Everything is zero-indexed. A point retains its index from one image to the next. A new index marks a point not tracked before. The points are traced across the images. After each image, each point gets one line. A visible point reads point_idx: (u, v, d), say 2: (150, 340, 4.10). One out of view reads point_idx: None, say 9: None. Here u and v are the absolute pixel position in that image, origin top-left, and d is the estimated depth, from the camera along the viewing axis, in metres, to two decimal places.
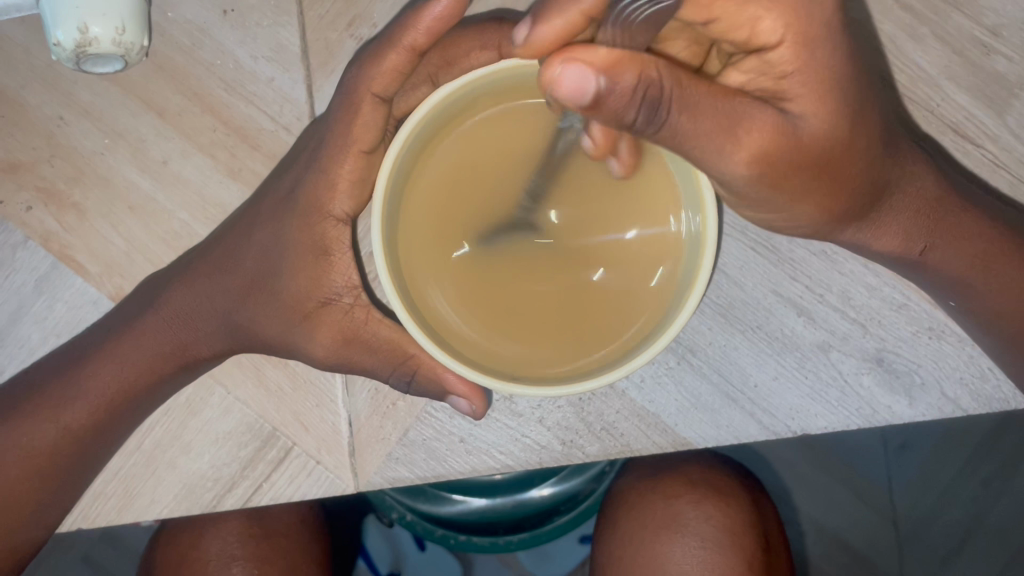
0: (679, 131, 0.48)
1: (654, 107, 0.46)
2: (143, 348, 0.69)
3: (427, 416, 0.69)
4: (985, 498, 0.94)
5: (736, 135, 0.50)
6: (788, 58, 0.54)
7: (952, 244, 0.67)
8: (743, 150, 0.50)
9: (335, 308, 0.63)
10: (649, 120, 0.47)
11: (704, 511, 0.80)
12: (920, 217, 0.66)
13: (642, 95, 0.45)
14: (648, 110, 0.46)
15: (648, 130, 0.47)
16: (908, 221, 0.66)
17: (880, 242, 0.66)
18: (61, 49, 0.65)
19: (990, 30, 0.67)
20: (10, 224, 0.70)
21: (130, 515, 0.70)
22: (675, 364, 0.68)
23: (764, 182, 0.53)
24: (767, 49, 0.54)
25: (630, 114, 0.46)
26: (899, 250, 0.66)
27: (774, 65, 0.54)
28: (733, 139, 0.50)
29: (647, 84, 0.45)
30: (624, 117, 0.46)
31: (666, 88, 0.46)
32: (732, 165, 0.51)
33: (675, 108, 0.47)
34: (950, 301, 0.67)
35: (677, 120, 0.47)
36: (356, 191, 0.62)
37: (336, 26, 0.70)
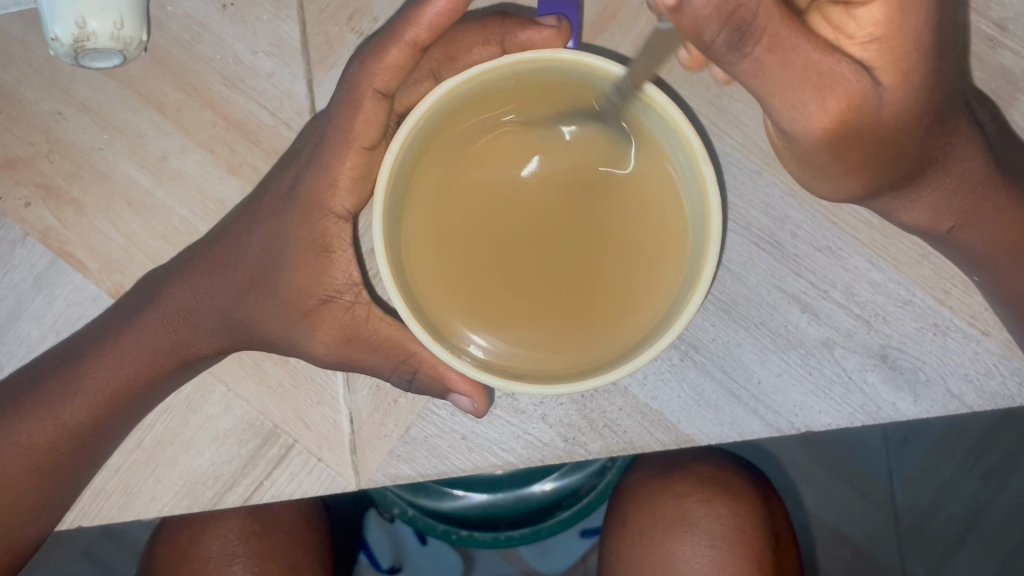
0: (761, 64, 0.48)
1: (740, 35, 0.46)
2: (142, 345, 0.69)
3: (429, 413, 0.69)
4: (985, 494, 0.93)
5: (821, 91, 0.51)
6: (880, 18, 0.53)
7: (979, 225, 0.67)
8: (826, 112, 0.51)
9: (335, 305, 0.63)
10: (730, 46, 0.47)
11: (714, 510, 0.80)
12: (957, 196, 0.67)
13: (732, 15, 0.45)
14: (731, 36, 0.46)
15: (727, 55, 0.48)
16: (944, 197, 0.66)
17: (911, 214, 0.66)
18: (60, 44, 0.64)
19: (997, 23, 0.67)
20: (8, 220, 0.70)
21: (131, 513, 0.70)
22: (678, 360, 0.68)
23: (824, 146, 0.54)
24: (859, 2, 0.54)
25: (710, 32, 0.46)
26: (930, 225, 0.66)
27: (861, 24, 0.54)
28: (817, 94, 0.50)
29: (742, 2, 0.45)
30: (703, 34, 0.46)
31: (758, 17, 0.46)
32: (806, 122, 0.51)
33: (764, 41, 0.47)
34: (974, 279, 0.67)
35: (759, 53, 0.47)
36: (357, 187, 0.62)
37: (336, 20, 0.70)
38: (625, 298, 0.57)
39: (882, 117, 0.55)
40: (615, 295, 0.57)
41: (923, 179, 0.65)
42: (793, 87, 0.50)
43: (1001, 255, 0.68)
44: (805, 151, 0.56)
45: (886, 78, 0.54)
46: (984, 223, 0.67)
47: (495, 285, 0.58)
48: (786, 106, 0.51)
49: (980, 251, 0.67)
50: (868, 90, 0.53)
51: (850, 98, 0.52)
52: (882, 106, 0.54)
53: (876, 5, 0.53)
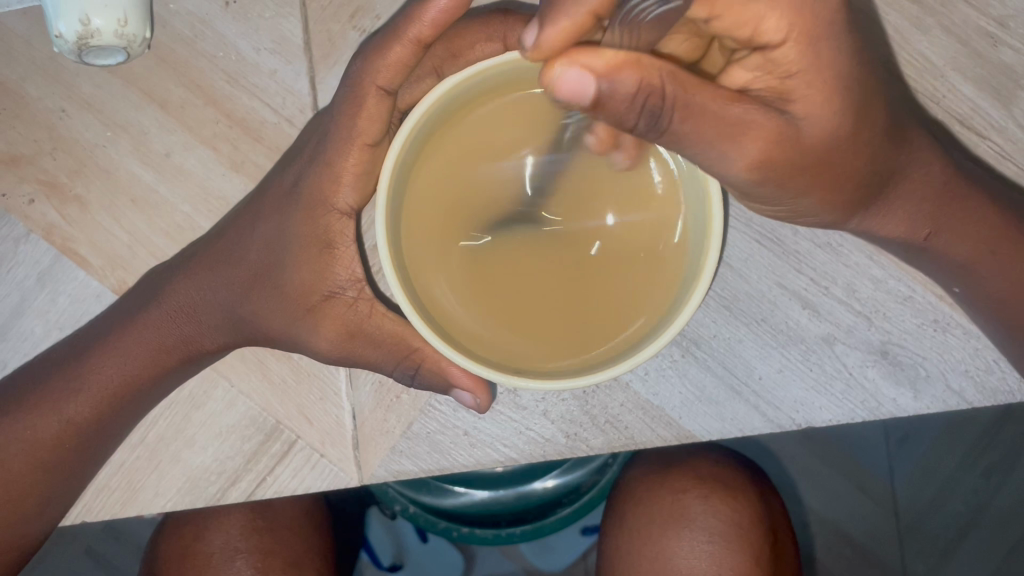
0: (679, 135, 0.49)
1: (657, 114, 0.48)
2: (145, 342, 0.69)
3: (431, 409, 0.69)
4: (985, 490, 0.94)
5: (740, 141, 0.51)
6: (793, 56, 0.53)
7: (954, 228, 0.67)
8: (746, 157, 0.52)
9: (339, 301, 0.63)
10: (649, 126, 0.48)
11: (713, 506, 0.80)
12: (925, 204, 0.66)
13: (643, 104, 0.47)
14: (647, 118, 0.48)
15: (648, 133, 0.49)
16: (914, 206, 0.66)
17: (884, 228, 0.66)
18: (64, 41, 0.64)
19: (997, 21, 0.67)
20: (12, 217, 0.70)
21: (134, 509, 0.70)
22: (679, 357, 0.68)
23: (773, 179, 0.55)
24: (772, 47, 0.53)
25: (630, 120, 0.47)
26: (904, 234, 0.67)
27: (779, 64, 0.53)
28: (736, 145, 0.51)
29: (648, 91, 0.46)
30: (624, 121, 0.48)
31: (667, 98, 0.47)
32: (734, 168, 0.52)
33: (677, 115, 0.48)
34: (953, 289, 0.68)
35: (675, 126, 0.49)
36: (360, 184, 0.62)
37: (339, 18, 0.70)
38: (624, 296, 0.57)
39: (808, 147, 0.55)
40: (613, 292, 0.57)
41: (892, 191, 0.65)
42: (717, 147, 0.51)
43: (981, 256, 0.68)
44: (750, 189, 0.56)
45: (808, 109, 0.54)
46: (959, 223, 0.67)
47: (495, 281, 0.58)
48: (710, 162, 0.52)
49: (958, 252, 0.68)
50: (786, 129, 0.53)
51: (772, 139, 0.53)
52: (806, 138, 0.55)
53: (787, 46, 0.52)
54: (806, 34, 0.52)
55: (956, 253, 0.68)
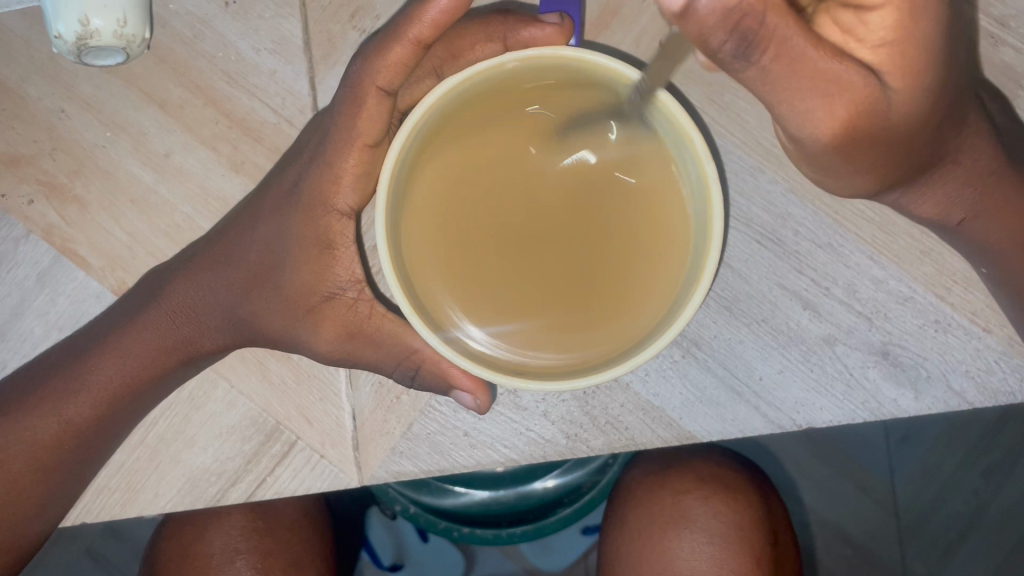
0: (768, 73, 0.48)
1: (747, 43, 0.46)
2: (146, 342, 0.69)
3: (431, 410, 0.69)
4: (987, 490, 0.94)
5: (827, 93, 0.50)
6: (891, 23, 0.54)
7: (991, 212, 0.68)
8: (830, 112, 0.51)
9: (339, 302, 0.63)
10: (736, 53, 0.47)
11: (713, 507, 0.80)
12: (966, 186, 0.67)
13: (737, 26, 0.45)
14: (737, 45, 0.47)
15: (735, 62, 0.48)
16: (954, 189, 0.67)
17: (922, 209, 0.66)
18: (63, 42, 0.64)
19: (999, 20, 0.67)
20: (12, 218, 0.70)
21: (134, 509, 0.70)
22: (680, 358, 0.68)
23: (834, 150, 0.54)
24: (868, 7, 0.54)
25: (718, 39, 0.46)
26: (938, 217, 0.67)
27: (872, 30, 0.54)
28: (822, 95, 0.50)
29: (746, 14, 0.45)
30: (712, 39, 0.46)
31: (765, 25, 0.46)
32: (815, 126, 0.52)
33: (770, 50, 0.47)
34: (981, 270, 0.67)
35: (765, 61, 0.48)
36: (360, 185, 0.62)
37: (339, 17, 0.70)
38: (625, 295, 0.57)
39: (891, 118, 0.55)
40: (614, 291, 0.57)
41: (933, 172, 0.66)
42: (803, 93, 0.50)
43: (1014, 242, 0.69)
44: (814, 152, 0.56)
45: (895, 81, 0.54)
46: (995, 209, 0.68)
47: (496, 279, 0.58)
48: (794, 111, 0.51)
49: (997, 236, 0.68)
50: (870, 94, 0.53)
51: (858, 102, 0.52)
52: (891, 108, 0.55)
53: (886, 9, 0.53)
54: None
55: (990, 236, 0.68)
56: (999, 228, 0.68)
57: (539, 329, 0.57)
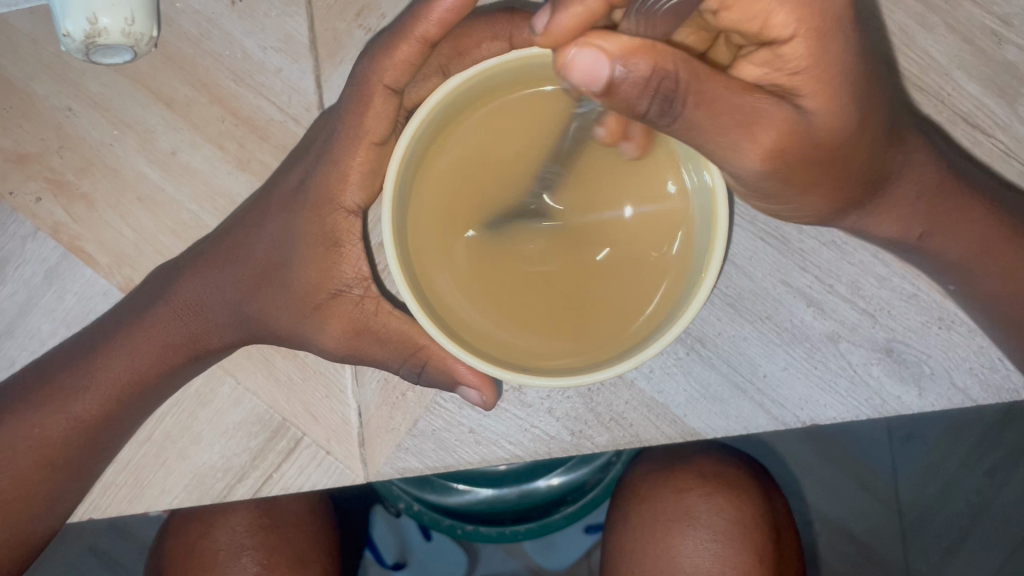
0: (693, 122, 0.48)
1: (670, 100, 0.46)
2: (153, 339, 0.69)
3: (436, 406, 0.70)
4: (989, 488, 0.94)
5: (753, 131, 0.50)
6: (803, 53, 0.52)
7: (952, 227, 0.67)
8: (759, 148, 0.50)
9: (345, 299, 0.63)
10: (663, 111, 0.47)
11: (716, 505, 0.80)
12: (920, 206, 0.66)
13: (656, 90, 0.46)
14: (661, 104, 0.46)
15: (662, 121, 0.48)
16: (908, 208, 0.66)
17: (881, 229, 0.66)
18: (71, 40, 0.65)
19: (1000, 19, 0.67)
20: (20, 216, 0.71)
21: (141, 505, 0.71)
22: (685, 354, 0.68)
23: (773, 178, 0.54)
24: (780, 42, 0.52)
25: (642, 105, 0.46)
26: (898, 235, 0.66)
27: (787, 60, 0.53)
28: (748, 134, 0.50)
29: (662, 77, 0.45)
30: (636, 108, 0.46)
31: (680, 83, 0.46)
32: (745, 159, 0.51)
33: (690, 101, 0.47)
34: (949, 287, 0.67)
35: (690, 112, 0.47)
36: (368, 182, 0.62)
37: (345, 16, 0.70)
38: (631, 291, 0.57)
39: (819, 139, 0.54)
40: (620, 288, 0.57)
41: (885, 195, 0.65)
42: (725, 134, 0.49)
43: (980, 252, 0.67)
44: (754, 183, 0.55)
45: (818, 102, 0.54)
46: (955, 222, 0.67)
47: (504, 278, 0.58)
48: (722, 151, 0.50)
49: (955, 251, 0.67)
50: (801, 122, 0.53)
51: (785, 129, 0.52)
52: (813, 131, 0.54)
53: (795, 42, 0.52)
54: (817, 29, 0.52)
55: (954, 251, 0.67)
56: (961, 241, 0.67)
57: (547, 327, 0.57)
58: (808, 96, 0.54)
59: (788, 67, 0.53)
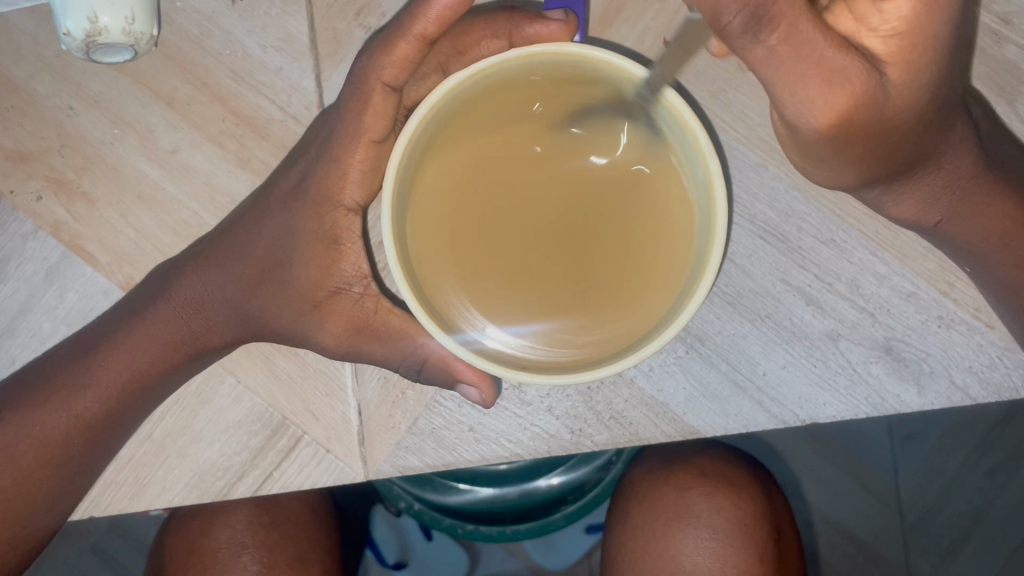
0: (775, 52, 0.48)
1: (758, 18, 0.47)
2: (155, 337, 0.69)
3: (436, 405, 0.70)
4: (990, 489, 0.94)
5: (829, 83, 0.50)
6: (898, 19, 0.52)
7: (970, 218, 0.67)
8: (829, 106, 0.50)
9: (345, 297, 0.63)
10: (746, 30, 0.47)
11: (715, 503, 0.80)
12: (947, 190, 0.66)
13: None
14: (748, 18, 0.47)
15: (742, 36, 0.48)
16: (933, 192, 0.66)
17: (896, 209, 0.66)
18: (71, 39, 0.65)
19: (1001, 17, 0.67)
20: (21, 215, 0.71)
21: (141, 503, 0.71)
22: (684, 353, 0.68)
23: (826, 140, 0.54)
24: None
25: (727, 14, 0.47)
26: (921, 218, 0.66)
27: (886, 19, 0.52)
28: (824, 86, 0.50)
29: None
30: (720, 15, 0.47)
31: (775, 1, 0.46)
32: (810, 116, 0.51)
33: (778, 29, 0.47)
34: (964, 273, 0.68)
35: (773, 41, 0.48)
36: (367, 180, 0.63)
37: (345, 15, 0.70)
38: (630, 289, 0.57)
39: (885, 112, 0.54)
40: (619, 286, 0.58)
41: (920, 171, 0.65)
42: (802, 77, 0.49)
43: (998, 245, 0.68)
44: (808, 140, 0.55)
45: (897, 74, 0.53)
46: (976, 213, 0.67)
47: (503, 276, 0.58)
48: (792, 98, 0.50)
49: (971, 241, 0.67)
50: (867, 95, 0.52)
51: (853, 96, 0.51)
52: (885, 101, 0.53)
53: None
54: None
55: (969, 240, 0.67)
56: (977, 232, 0.67)
57: (547, 324, 0.58)
58: None
59: (884, 27, 0.52)
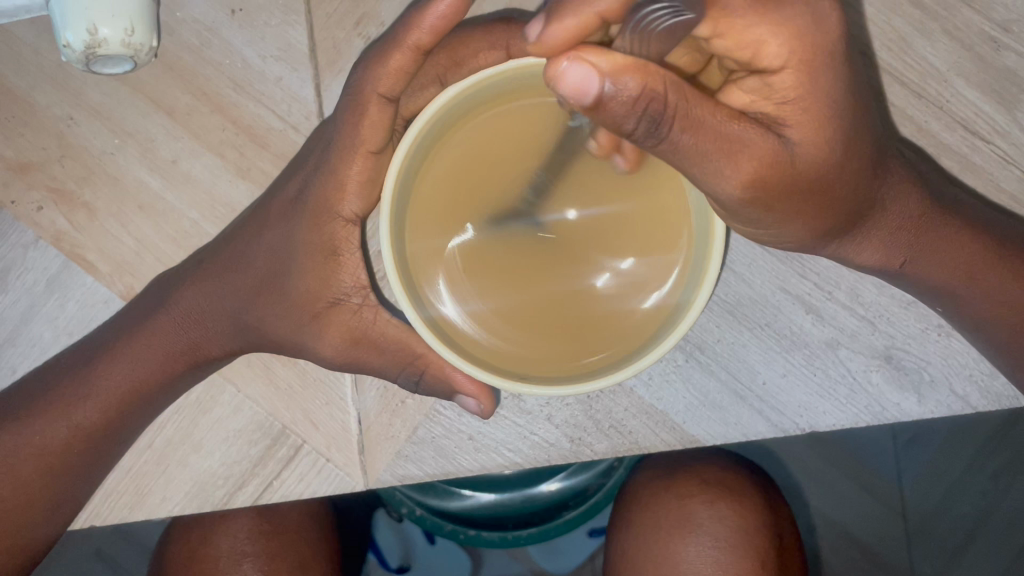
0: (679, 146, 0.48)
1: (657, 121, 0.46)
2: (154, 347, 0.70)
3: (436, 414, 0.70)
4: (995, 492, 0.94)
5: (734, 156, 0.50)
6: (791, 83, 0.53)
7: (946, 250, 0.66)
8: (739, 173, 0.50)
9: (344, 308, 0.64)
10: (649, 133, 0.47)
11: (718, 511, 0.80)
12: (900, 233, 0.65)
13: (644, 109, 0.45)
14: (647, 125, 0.46)
15: (647, 141, 0.48)
16: (888, 238, 0.65)
17: (860, 257, 0.65)
18: (71, 51, 0.65)
19: (1000, 25, 0.67)
20: (22, 224, 0.71)
21: (142, 512, 0.71)
22: (683, 361, 0.68)
23: (754, 203, 0.53)
24: (769, 72, 0.53)
25: (629, 124, 0.46)
26: (882, 261, 0.66)
27: (776, 90, 0.53)
28: (730, 158, 0.50)
29: (648, 98, 0.45)
30: (624, 125, 0.46)
31: (670, 104, 0.46)
32: (727, 183, 0.50)
33: (677, 123, 0.47)
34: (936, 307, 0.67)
35: (675, 136, 0.47)
36: (366, 191, 0.63)
37: (344, 25, 0.70)
38: (636, 279, 0.58)
39: (801, 171, 0.54)
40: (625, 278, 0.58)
41: (867, 223, 0.64)
42: (711, 158, 0.49)
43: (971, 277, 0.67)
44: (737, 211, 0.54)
45: (800, 134, 0.54)
46: (934, 249, 0.66)
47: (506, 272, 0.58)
48: (705, 175, 0.50)
49: (935, 276, 0.66)
50: (778, 151, 0.52)
51: (765, 158, 0.51)
52: (798, 160, 0.54)
53: (784, 73, 0.52)
54: (807, 60, 0.52)
55: (931, 276, 0.66)
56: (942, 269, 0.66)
57: (555, 317, 0.58)
58: (793, 127, 0.54)
59: (776, 96, 0.53)
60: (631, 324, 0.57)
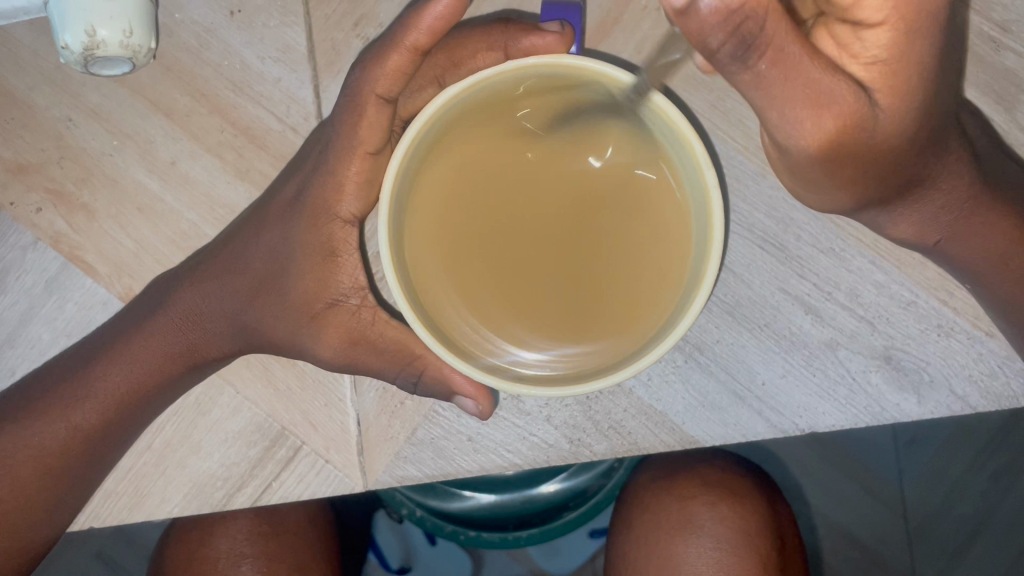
0: (762, 77, 0.48)
1: (746, 45, 0.46)
2: (152, 349, 0.70)
3: (435, 415, 0.70)
4: (995, 492, 0.94)
5: (818, 107, 0.50)
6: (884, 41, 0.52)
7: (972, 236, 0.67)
8: (818, 128, 0.51)
9: (342, 309, 0.64)
10: (733, 55, 0.47)
11: (719, 512, 0.80)
12: (945, 211, 0.67)
13: (737, 28, 0.45)
14: (736, 46, 0.46)
15: (730, 64, 0.48)
16: (930, 213, 0.67)
17: (899, 230, 0.66)
18: (69, 52, 0.64)
19: (1000, 25, 0.67)
20: (21, 226, 0.71)
21: (141, 513, 0.71)
22: (683, 362, 0.68)
23: (819, 163, 0.55)
24: (865, 25, 0.52)
25: (715, 39, 0.45)
26: (916, 238, 0.67)
27: (865, 46, 0.53)
28: (813, 108, 0.50)
29: (747, 17, 0.44)
30: (709, 40, 0.46)
31: (764, 31, 0.45)
32: (801, 136, 0.51)
33: (767, 54, 0.47)
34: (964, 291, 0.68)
35: (761, 66, 0.47)
36: (364, 192, 0.63)
37: (342, 26, 0.70)
38: (635, 280, 0.58)
39: (875, 136, 0.55)
40: (624, 275, 0.58)
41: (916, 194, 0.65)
42: (790, 98, 0.49)
43: (993, 269, 0.68)
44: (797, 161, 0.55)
45: (885, 99, 0.54)
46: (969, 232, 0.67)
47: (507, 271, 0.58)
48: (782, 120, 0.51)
49: (973, 260, 0.68)
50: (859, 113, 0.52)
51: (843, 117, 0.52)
52: (875, 128, 0.54)
53: (884, 28, 0.52)
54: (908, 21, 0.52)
55: (969, 260, 0.68)
56: (977, 252, 0.68)
57: (553, 315, 0.58)
58: (880, 89, 0.54)
59: (864, 54, 0.53)
60: (631, 321, 0.57)
